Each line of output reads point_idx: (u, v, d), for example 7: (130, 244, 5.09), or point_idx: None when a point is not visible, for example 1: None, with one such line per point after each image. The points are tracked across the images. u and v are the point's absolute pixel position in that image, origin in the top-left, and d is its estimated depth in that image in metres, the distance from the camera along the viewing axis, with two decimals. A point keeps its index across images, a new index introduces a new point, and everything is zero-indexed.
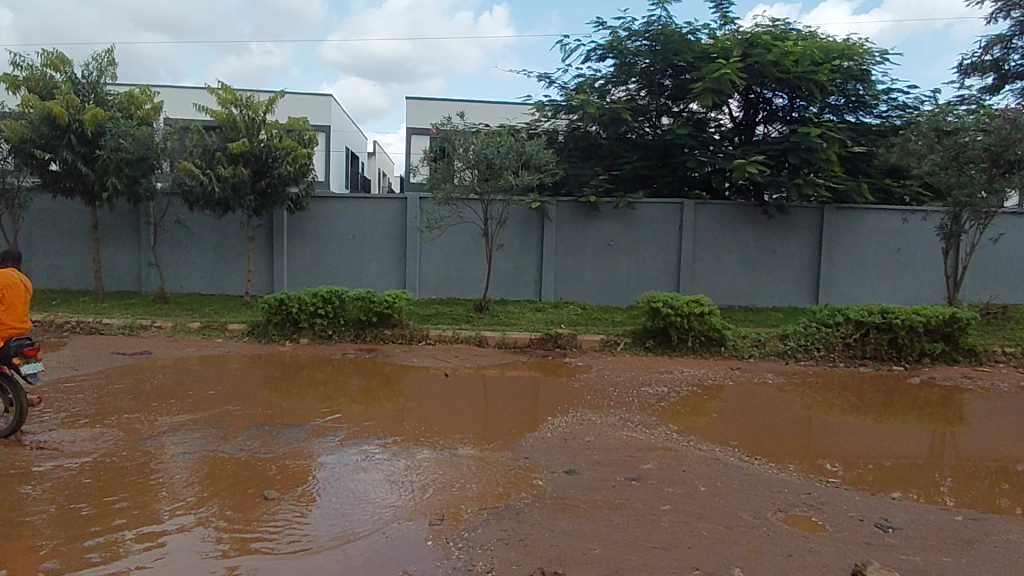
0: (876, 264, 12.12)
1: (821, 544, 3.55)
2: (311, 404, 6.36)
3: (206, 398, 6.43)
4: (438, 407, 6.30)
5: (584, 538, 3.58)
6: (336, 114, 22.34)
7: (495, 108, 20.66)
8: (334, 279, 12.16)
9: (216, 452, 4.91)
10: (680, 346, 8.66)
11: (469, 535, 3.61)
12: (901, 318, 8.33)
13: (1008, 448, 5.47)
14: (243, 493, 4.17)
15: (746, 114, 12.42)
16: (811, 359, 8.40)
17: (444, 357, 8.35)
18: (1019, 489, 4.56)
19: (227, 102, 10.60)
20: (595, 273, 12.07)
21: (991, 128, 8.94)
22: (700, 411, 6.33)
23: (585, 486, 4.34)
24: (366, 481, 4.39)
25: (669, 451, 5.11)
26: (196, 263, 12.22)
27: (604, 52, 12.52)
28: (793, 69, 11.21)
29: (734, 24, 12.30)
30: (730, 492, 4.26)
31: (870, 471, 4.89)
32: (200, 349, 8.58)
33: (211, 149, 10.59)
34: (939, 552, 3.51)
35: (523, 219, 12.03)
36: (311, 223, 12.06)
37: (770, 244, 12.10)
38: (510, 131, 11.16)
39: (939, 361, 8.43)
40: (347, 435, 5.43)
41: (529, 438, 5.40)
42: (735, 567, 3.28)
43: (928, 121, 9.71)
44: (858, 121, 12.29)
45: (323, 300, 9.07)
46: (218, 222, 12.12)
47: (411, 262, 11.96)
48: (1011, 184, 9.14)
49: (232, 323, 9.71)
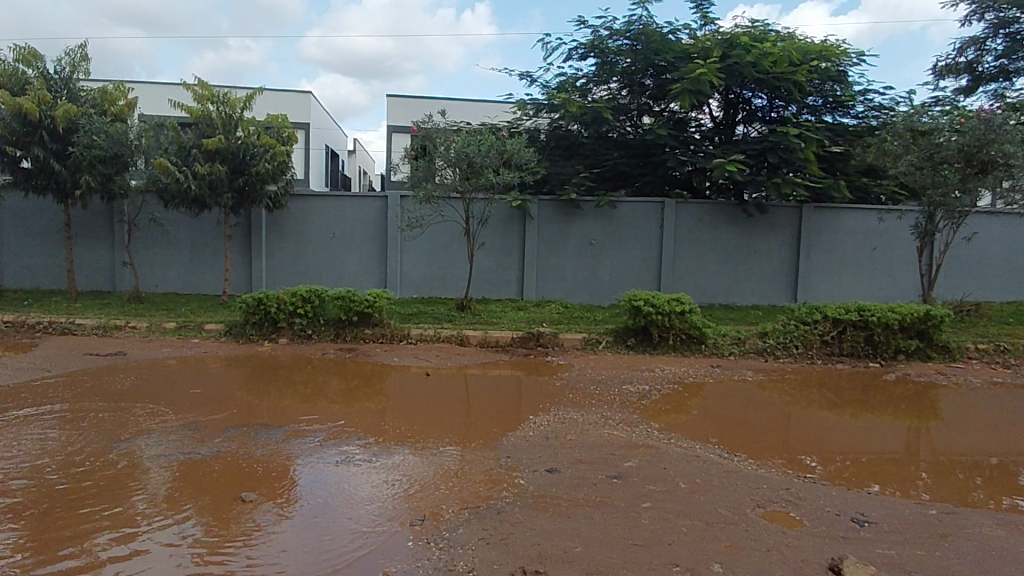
0: (853, 262, 12.29)
1: (798, 539, 3.58)
2: (289, 404, 6.28)
3: (183, 399, 6.33)
4: (420, 408, 6.25)
5: (564, 536, 3.57)
6: (316, 112, 22.15)
7: (477, 106, 20.62)
8: (314, 278, 12.04)
9: (191, 454, 4.82)
10: (661, 344, 8.71)
11: (449, 535, 3.59)
12: (877, 315, 8.46)
13: (981, 442, 5.58)
14: (220, 495, 4.11)
15: (726, 114, 12.53)
16: (790, 357, 8.49)
17: (425, 357, 8.30)
18: (993, 483, 4.64)
19: (203, 98, 10.42)
20: (577, 272, 12.09)
21: (965, 129, 9.15)
22: (681, 408, 6.36)
23: (566, 485, 4.33)
24: (346, 482, 4.36)
25: (650, 448, 5.12)
26: (172, 263, 12.02)
27: (585, 51, 12.55)
28: (772, 70, 11.32)
29: (714, 24, 12.39)
30: (710, 489, 4.28)
31: (848, 467, 4.95)
32: (176, 350, 8.44)
33: (187, 146, 10.43)
34: (914, 545, 3.56)
35: (505, 218, 12.02)
36: (290, 222, 11.92)
37: (749, 243, 12.23)
38: (491, 130, 11.11)
39: (914, 357, 8.56)
40: (327, 434, 5.39)
41: (510, 437, 5.38)
42: (715, 564, 3.29)
43: (904, 122, 9.85)
44: (836, 121, 12.46)
45: (302, 299, 8.96)
46: (195, 221, 11.94)
47: (391, 261, 11.86)
48: (984, 184, 9.34)
49: (209, 323, 9.57)
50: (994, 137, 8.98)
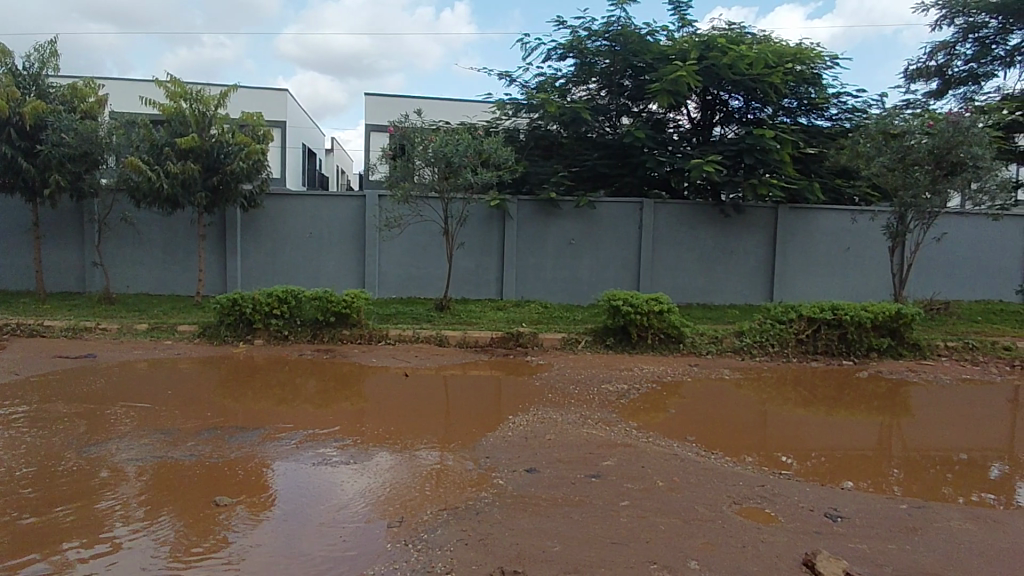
0: (827, 262, 12.50)
1: (773, 535, 3.62)
2: (266, 406, 6.19)
3: (156, 402, 6.22)
4: (399, 408, 6.22)
5: (543, 536, 3.57)
6: (293, 111, 21.93)
7: (456, 105, 20.57)
8: (291, 278, 11.90)
9: (163, 458, 4.72)
10: (640, 344, 8.76)
11: (428, 536, 3.57)
12: (851, 314, 8.60)
13: (951, 438, 5.71)
14: (195, 499, 4.03)
15: (704, 116, 12.63)
16: (766, 355, 8.60)
17: (404, 357, 8.25)
18: (963, 478, 4.74)
19: (176, 95, 10.25)
20: (556, 271, 12.12)
21: (935, 131, 9.37)
22: (659, 407, 6.40)
23: (544, 485, 4.32)
24: (324, 483, 4.32)
25: (628, 447, 5.14)
26: (145, 263, 11.79)
27: (564, 52, 12.57)
28: (747, 72, 11.44)
29: (691, 26, 12.51)
30: (687, 487, 4.31)
31: (823, 463, 5.02)
32: (149, 351, 8.29)
33: (159, 144, 10.24)
34: (884, 539, 3.63)
35: (484, 218, 12.00)
36: (266, 221, 11.77)
37: (726, 242, 12.37)
38: (469, 129, 11.06)
39: (886, 355, 8.72)
40: (303, 437, 5.32)
41: (489, 438, 5.37)
42: (691, 560, 3.32)
43: (877, 124, 9.99)
44: (811, 123, 12.66)
45: (278, 300, 8.85)
46: (168, 220, 11.73)
47: (370, 260, 11.77)
48: (953, 185, 9.56)
49: (183, 324, 9.41)
50: (962, 140, 9.22)
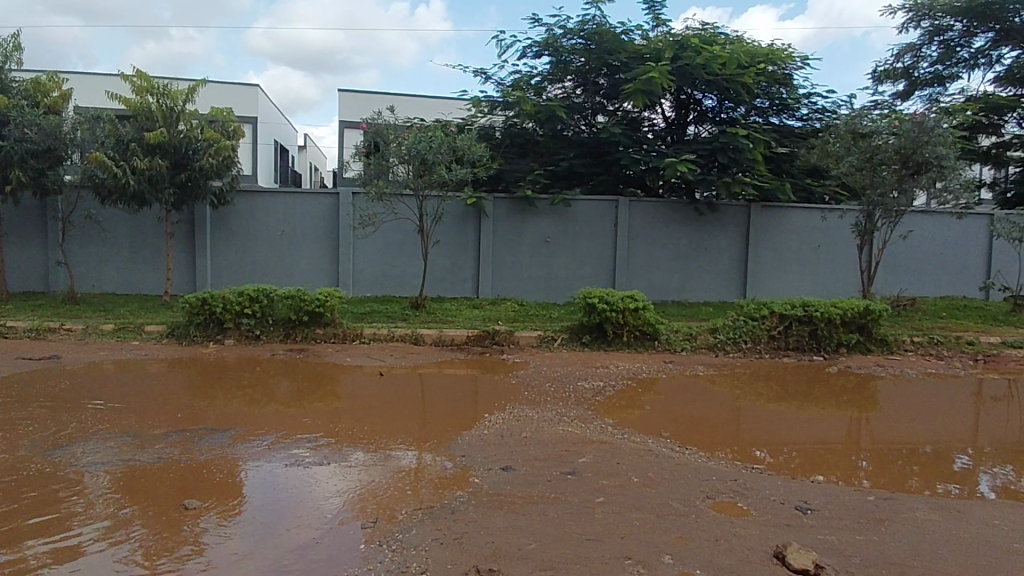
0: (799, 259, 12.73)
1: (745, 528, 3.67)
2: (237, 408, 6.09)
3: (122, 403, 6.07)
4: (374, 408, 6.16)
5: (518, 533, 3.57)
6: (264, 107, 21.62)
7: (430, 102, 20.50)
8: (263, 277, 11.71)
9: (130, 462, 4.61)
10: (616, 341, 8.80)
11: (402, 536, 3.54)
12: (821, 311, 8.76)
13: (917, 431, 5.84)
14: (163, 503, 3.94)
15: (678, 115, 12.74)
16: (739, 351, 8.72)
17: (379, 357, 8.17)
18: (929, 470, 4.86)
19: (143, 90, 10.03)
20: (532, 269, 12.13)
21: (901, 132, 9.60)
22: (635, 404, 6.43)
23: (521, 483, 4.32)
24: (298, 484, 4.26)
25: (604, 444, 5.16)
26: (111, 262, 11.51)
27: (539, 49, 12.57)
28: (721, 72, 11.57)
29: (665, 26, 12.60)
30: (662, 482, 4.35)
31: (795, 457, 5.10)
32: (115, 352, 8.09)
33: (125, 140, 9.97)
34: (853, 531, 3.70)
35: (459, 216, 11.94)
36: (237, 219, 11.57)
37: (700, 240, 12.50)
38: (443, 126, 10.98)
39: (855, 350, 8.91)
40: (275, 438, 5.22)
41: (465, 436, 5.36)
42: (665, 555, 3.34)
43: (845, 124, 10.13)
44: (782, 123, 12.86)
45: (249, 299, 8.71)
46: (136, 218, 11.45)
47: (344, 259, 11.64)
48: (918, 185, 9.83)
49: (151, 324, 9.21)
50: (927, 140, 9.47)
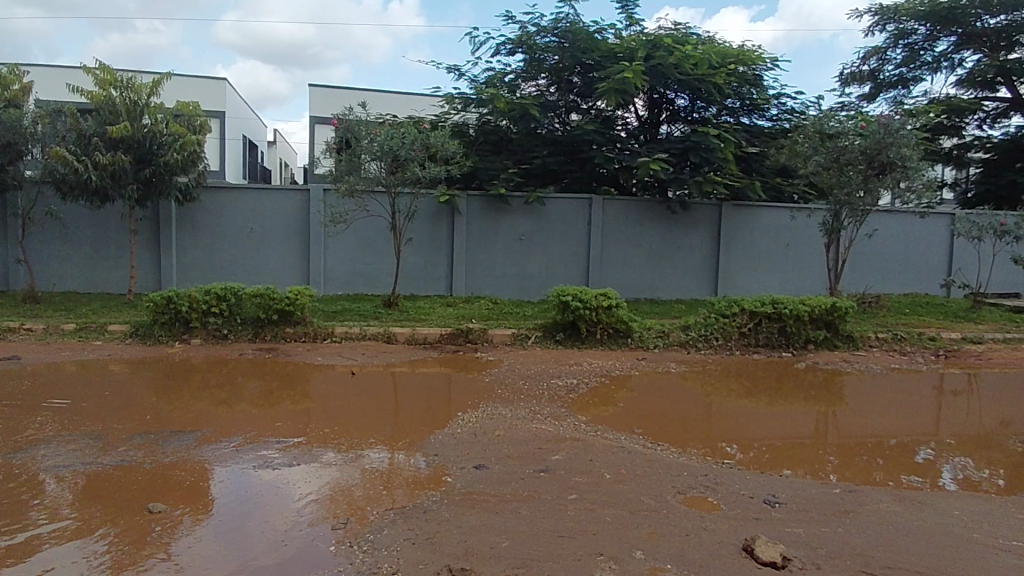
0: (768, 257, 12.95)
1: (715, 522, 3.71)
2: (204, 409, 5.96)
3: (84, 405, 5.89)
4: (346, 408, 6.09)
5: (491, 532, 3.55)
6: (232, 100, 21.22)
7: (403, 98, 20.35)
8: (232, 275, 11.49)
9: (92, 465, 4.47)
10: (589, 339, 8.84)
11: (374, 537, 3.50)
12: (789, 308, 8.90)
13: (883, 425, 5.98)
14: (127, 507, 3.83)
15: (651, 114, 12.85)
16: (710, 349, 8.84)
17: (351, 355, 8.08)
18: (893, 462, 4.99)
19: (105, 83, 9.78)
20: (506, 267, 12.11)
21: (867, 133, 9.81)
22: (608, 401, 6.48)
23: (494, 481, 4.30)
24: (268, 486, 4.19)
25: (577, 441, 5.17)
26: (73, 260, 11.18)
27: (513, 46, 12.53)
28: (693, 72, 11.68)
29: (639, 25, 12.67)
30: (634, 478, 4.37)
31: (764, 452, 5.17)
32: (76, 352, 7.85)
33: (87, 134, 9.71)
34: (819, 523, 3.77)
35: (432, 213, 11.86)
36: (205, 216, 11.32)
37: (672, 238, 12.63)
38: (416, 123, 10.89)
39: (822, 347, 9.09)
40: (244, 439, 5.13)
41: (438, 435, 5.32)
42: (637, 551, 3.36)
43: (814, 124, 10.33)
44: (752, 123, 13.06)
45: (216, 297, 8.54)
46: (99, 215, 11.13)
47: (315, 256, 11.48)
48: (883, 185, 10.06)
49: (115, 323, 8.95)
50: (892, 141, 9.70)
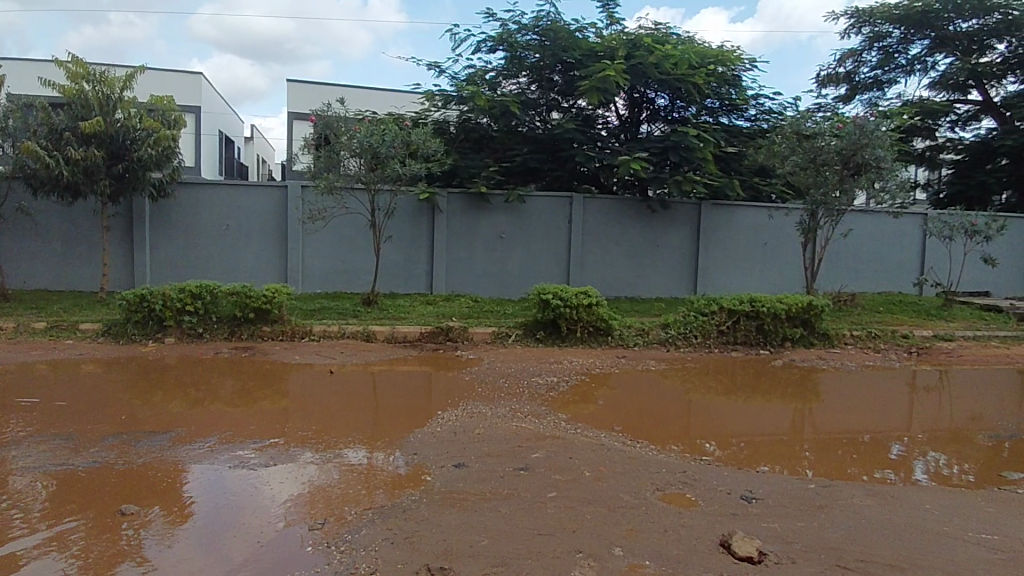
0: (746, 256, 13.10)
1: (693, 518, 3.73)
2: (178, 408, 5.86)
3: (54, 405, 5.75)
4: (324, 407, 6.03)
5: (470, 530, 3.53)
6: (208, 95, 20.90)
7: (383, 95, 20.22)
8: (208, 273, 11.31)
9: (62, 467, 4.36)
10: (570, 337, 8.86)
11: (352, 537, 3.46)
12: (767, 306, 9.00)
13: (857, 421, 6.09)
14: (98, 509, 3.74)
15: (631, 113, 12.92)
16: (689, 346, 8.91)
17: (330, 354, 8.01)
18: (867, 457, 5.07)
19: (77, 77, 9.56)
20: (486, 265, 12.09)
21: (843, 134, 9.95)
22: (588, 399, 6.50)
23: (473, 479, 4.29)
24: (244, 485, 4.13)
25: (557, 439, 5.18)
26: (44, 257, 10.92)
27: (494, 44, 12.50)
28: (673, 71, 11.75)
29: (619, 24, 12.72)
30: (612, 476, 4.39)
31: (742, 449, 5.22)
32: (46, 352, 7.65)
33: (59, 129, 9.47)
34: (794, 518, 3.81)
35: (412, 211, 11.79)
36: (180, 212, 11.13)
37: (652, 237, 12.71)
38: (396, 119, 10.82)
39: (799, 344, 9.21)
40: (219, 439, 5.05)
41: (418, 433, 5.28)
42: (616, 548, 3.37)
43: (791, 125, 10.47)
44: (731, 123, 13.20)
45: (191, 295, 8.40)
46: (70, 211, 10.88)
47: (293, 254, 11.35)
48: (858, 185, 10.23)
49: (86, 322, 8.75)
50: (867, 142, 9.85)
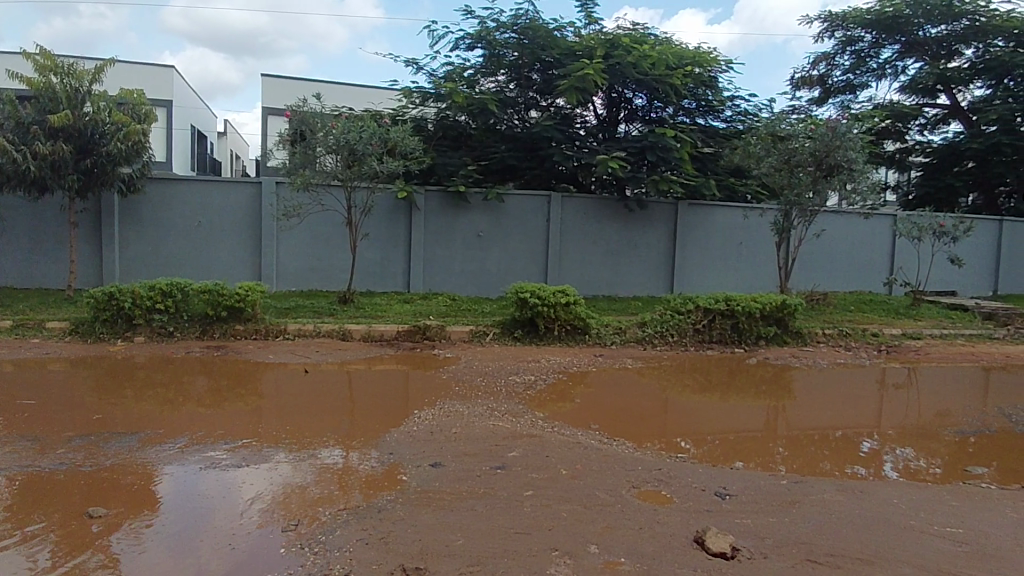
0: (722, 255, 13.25)
1: (668, 515, 3.77)
2: (148, 409, 5.74)
3: (18, 406, 5.60)
4: (299, 407, 5.95)
5: (446, 529, 3.52)
6: (180, 89, 20.48)
7: (359, 91, 20.02)
8: (180, 271, 11.10)
9: (25, 469, 4.24)
10: (548, 335, 8.87)
11: (326, 538, 3.42)
12: (742, 305, 9.11)
13: (828, 417, 6.20)
14: (63, 512, 3.64)
15: (609, 113, 12.99)
16: (665, 345, 8.99)
17: (304, 353, 7.91)
18: (839, 453, 5.17)
19: (45, 69, 9.33)
20: (464, 263, 12.06)
21: (816, 135, 10.11)
22: (566, 397, 6.52)
23: (450, 478, 4.27)
24: (216, 487, 4.06)
25: (534, 437, 5.19)
26: (9, 254, 10.61)
27: (472, 41, 12.46)
28: (650, 71, 11.81)
29: (598, 24, 12.76)
30: (589, 474, 4.41)
31: (717, 446, 5.28)
32: (10, 351, 7.43)
33: (25, 122, 9.22)
34: (766, 513, 3.86)
35: (390, 209, 11.71)
36: (152, 209, 10.91)
37: (630, 236, 12.79)
38: (373, 116, 10.72)
39: (773, 342, 9.33)
40: (190, 440, 4.96)
41: (394, 433, 5.24)
42: (591, 545, 3.39)
43: (766, 126, 10.60)
44: (708, 124, 13.34)
45: (161, 293, 8.22)
46: (36, 207, 10.58)
47: (267, 251, 11.19)
48: (831, 185, 10.41)
49: (53, 320, 8.53)
50: (839, 144, 10.02)
